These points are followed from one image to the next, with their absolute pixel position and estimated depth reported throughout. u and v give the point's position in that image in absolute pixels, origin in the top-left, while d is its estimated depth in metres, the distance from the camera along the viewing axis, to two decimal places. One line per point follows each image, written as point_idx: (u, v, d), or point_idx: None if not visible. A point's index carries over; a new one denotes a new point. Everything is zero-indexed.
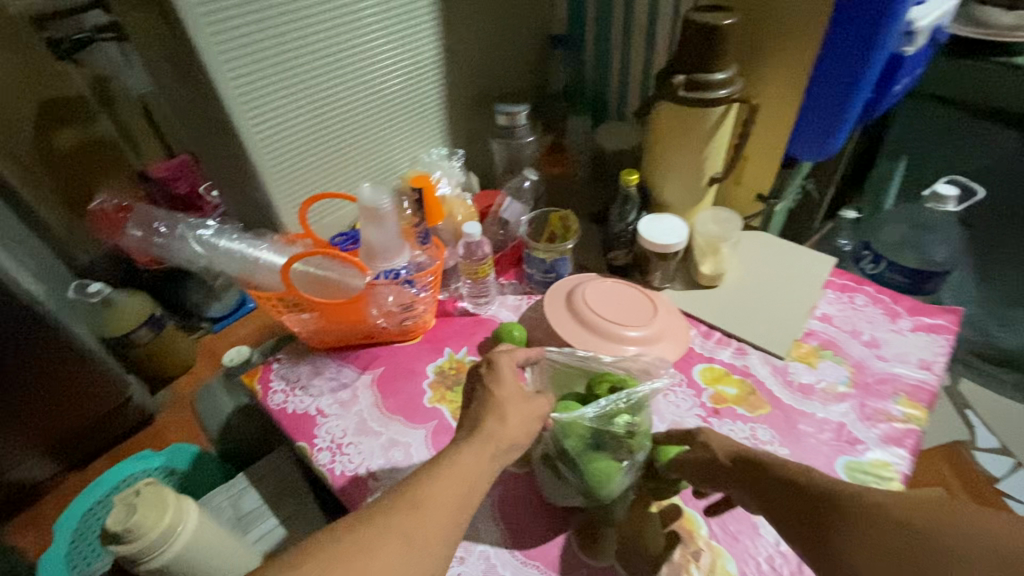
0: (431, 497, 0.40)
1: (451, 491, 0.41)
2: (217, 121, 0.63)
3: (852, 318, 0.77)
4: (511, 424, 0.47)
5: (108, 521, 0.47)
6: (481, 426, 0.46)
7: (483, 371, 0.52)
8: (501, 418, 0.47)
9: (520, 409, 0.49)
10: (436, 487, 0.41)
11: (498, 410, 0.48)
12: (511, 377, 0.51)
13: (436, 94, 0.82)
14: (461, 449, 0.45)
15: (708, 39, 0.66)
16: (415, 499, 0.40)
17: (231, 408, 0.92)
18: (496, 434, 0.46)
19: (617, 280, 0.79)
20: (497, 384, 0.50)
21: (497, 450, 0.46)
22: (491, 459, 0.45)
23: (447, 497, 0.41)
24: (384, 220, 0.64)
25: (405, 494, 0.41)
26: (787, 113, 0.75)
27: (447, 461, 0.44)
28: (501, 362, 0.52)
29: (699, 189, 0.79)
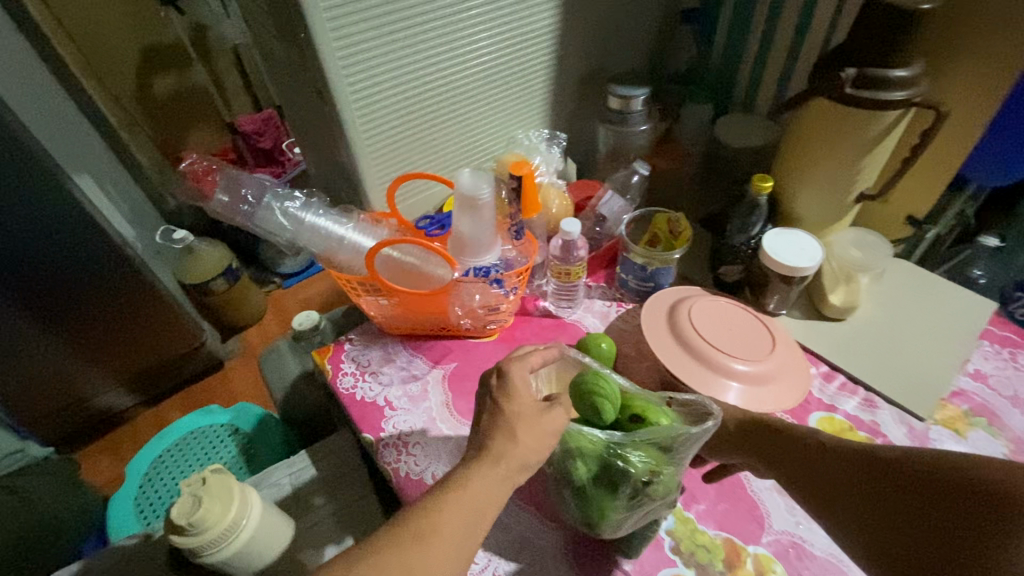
0: (444, 526, 0.36)
1: (464, 517, 0.36)
2: (315, 83, 0.58)
3: (1013, 382, 0.64)
4: (526, 440, 0.40)
5: (174, 511, 0.44)
6: (491, 444, 0.39)
7: (493, 384, 0.43)
8: (511, 434, 0.40)
9: (533, 429, 0.41)
10: (446, 523, 0.36)
11: (508, 428, 0.40)
12: (525, 392, 0.43)
13: (545, 71, 0.74)
14: (470, 473, 0.38)
15: (897, 24, 0.53)
16: (413, 533, 0.35)
17: (297, 373, 0.91)
18: (506, 453, 0.39)
19: (727, 300, 0.69)
20: (508, 399, 0.42)
21: (511, 467, 0.39)
22: (507, 479, 0.39)
23: (454, 531, 0.36)
24: (481, 212, 0.57)
25: (403, 527, 0.36)
26: (972, 127, 0.62)
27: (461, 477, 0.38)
28: (512, 372, 0.44)
29: (842, 205, 0.67)
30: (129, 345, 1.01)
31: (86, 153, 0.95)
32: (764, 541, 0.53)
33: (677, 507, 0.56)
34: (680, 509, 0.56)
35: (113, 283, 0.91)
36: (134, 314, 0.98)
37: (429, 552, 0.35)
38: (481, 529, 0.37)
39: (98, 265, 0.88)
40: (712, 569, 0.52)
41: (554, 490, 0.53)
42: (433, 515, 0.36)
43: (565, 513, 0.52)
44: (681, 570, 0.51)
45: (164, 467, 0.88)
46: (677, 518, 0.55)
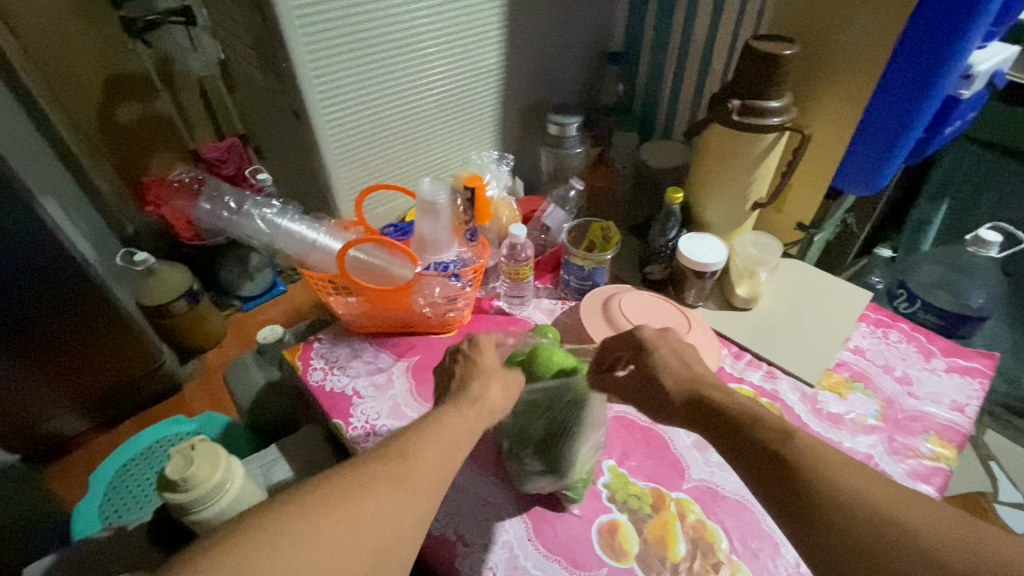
0: (420, 454, 0.43)
1: (435, 451, 0.44)
2: (292, 105, 0.67)
3: (884, 353, 0.77)
4: (488, 391, 0.52)
5: (167, 468, 0.50)
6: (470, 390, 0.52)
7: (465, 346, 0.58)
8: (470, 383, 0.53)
9: (497, 376, 0.55)
10: (418, 454, 0.43)
11: (482, 377, 0.54)
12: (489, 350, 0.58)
13: (494, 99, 0.85)
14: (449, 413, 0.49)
15: (766, 67, 0.68)
16: (403, 450, 0.43)
17: (263, 381, 0.96)
18: (481, 398, 0.51)
19: (654, 295, 0.80)
20: (479, 352, 0.57)
21: (482, 410, 0.50)
22: (476, 419, 0.49)
23: (436, 456, 0.44)
24: (439, 215, 0.67)
25: (393, 447, 0.43)
26: (836, 147, 0.77)
27: (431, 422, 0.47)
28: (478, 337, 0.59)
29: (741, 213, 0.81)
30: (88, 363, 1.02)
31: (49, 177, 0.98)
32: (685, 487, 0.63)
33: (612, 464, 0.65)
34: (615, 466, 0.65)
35: (73, 301, 0.94)
36: (98, 329, 1.00)
37: (414, 468, 0.42)
38: (452, 462, 0.45)
39: (59, 282, 0.91)
40: (641, 512, 0.60)
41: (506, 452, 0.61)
42: (410, 445, 0.44)
43: (516, 468, 0.60)
44: (616, 515, 0.60)
45: (129, 474, 0.89)
46: (612, 473, 0.64)
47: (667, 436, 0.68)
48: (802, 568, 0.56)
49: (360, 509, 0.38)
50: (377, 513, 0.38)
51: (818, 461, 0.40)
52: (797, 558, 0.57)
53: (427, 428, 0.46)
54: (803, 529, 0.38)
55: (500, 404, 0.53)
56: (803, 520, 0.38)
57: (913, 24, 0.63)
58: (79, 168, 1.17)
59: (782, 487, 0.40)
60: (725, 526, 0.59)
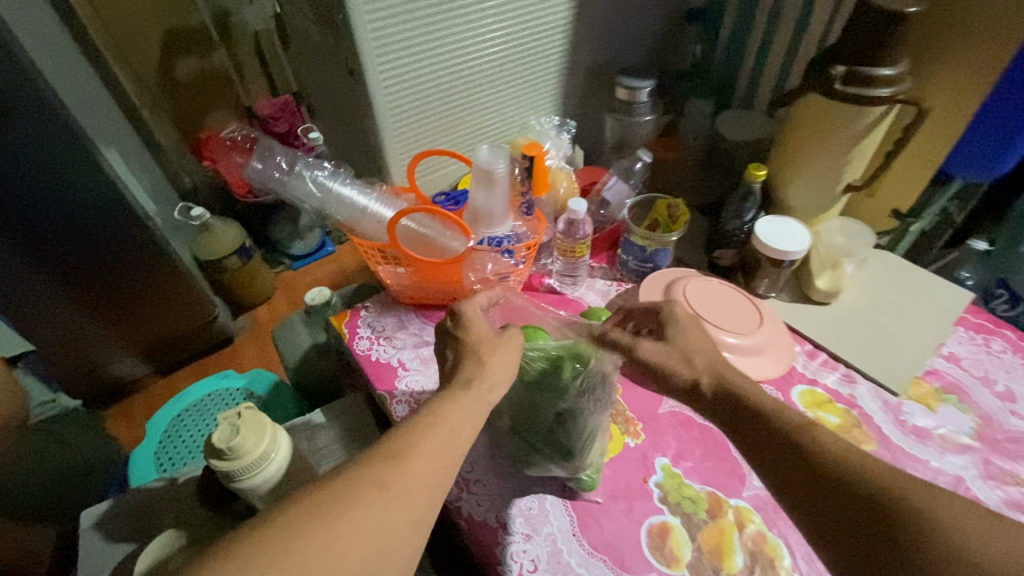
0: (414, 456, 0.40)
1: (433, 452, 0.41)
2: (347, 62, 0.64)
3: (984, 364, 0.69)
4: (492, 365, 0.48)
5: (214, 436, 0.49)
6: (461, 372, 0.48)
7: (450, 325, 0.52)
8: (478, 361, 0.48)
9: (494, 349, 0.50)
10: (419, 449, 0.41)
11: (475, 354, 0.49)
12: (478, 322, 0.52)
13: (559, 60, 0.78)
14: (445, 401, 0.45)
15: (883, 26, 0.58)
16: (390, 452, 0.40)
17: (309, 343, 0.96)
18: (475, 376, 0.47)
19: (722, 282, 0.74)
20: (466, 330, 0.51)
21: (479, 390, 0.47)
22: (478, 400, 0.46)
23: (434, 445, 0.41)
24: (495, 186, 0.62)
25: (378, 450, 0.40)
26: (956, 125, 0.66)
27: (438, 412, 0.44)
28: (463, 311, 0.53)
29: (830, 196, 0.72)
30: (147, 313, 1.06)
31: (113, 129, 0.99)
32: (745, 495, 0.58)
33: (666, 463, 0.61)
34: (669, 465, 0.61)
35: (133, 253, 0.96)
36: (155, 282, 1.02)
37: (403, 469, 0.39)
38: (455, 454, 0.42)
39: (120, 234, 0.92)
40: (696, 517, 0.56)
41: (541, 445, 0.56)
42: (419, 433, 0.42)
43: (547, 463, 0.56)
44: (668, 518, 0.56)
45: (182, 425, 0.92)
46: (666, 473, 0.60)
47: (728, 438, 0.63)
48: None
49: (342, 524, 0.35)
50: (360, 525, 0.35)
51: (858, 467, 0.37)
52: None
53: (426, 419, 0.43)
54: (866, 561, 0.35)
55: (499, 379, 0.48)
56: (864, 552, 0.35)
57: None
58: (142, 122, 1.19)
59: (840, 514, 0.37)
60: (788, 542, 0.54)
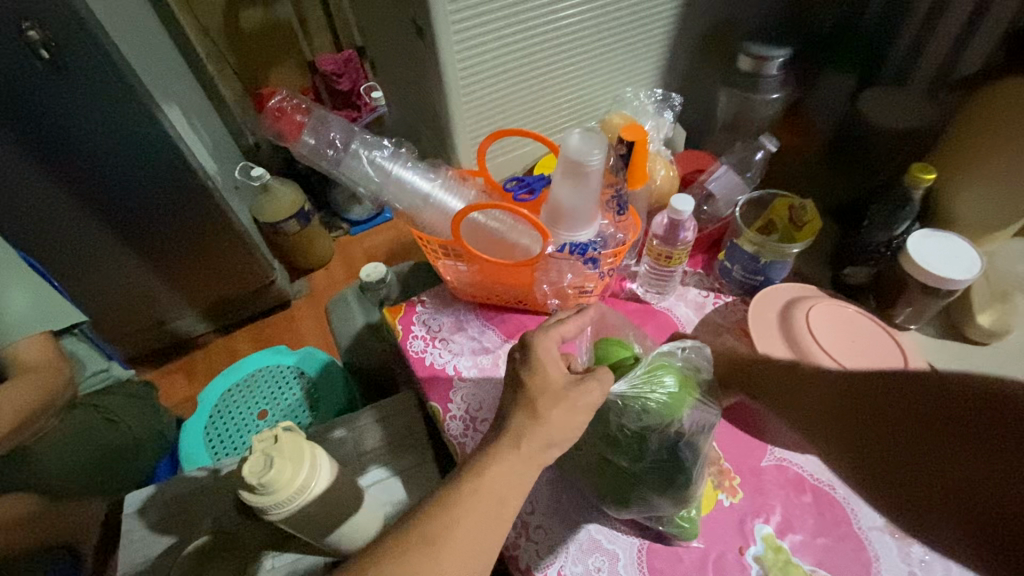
0: (451, 539, 0.35)
1: (472, 534, 0.35)
2: (416, 18, 0.53)
3: None
4: (552, 420, 0.39)
5: (245, 469, 0.43)
6: (511, 426, 0.39)
7: (518, 357, 0.42)
8: (532, 412, 0.39)
9: (560, 399, 0.40)
10: (457, 530, 0.35)
11: (529, 403, 0.39)
12: (552, 360, 0.42)
13: (668, 20, 0.64)
14: (490, 464, 0.38)
15: None
16: (427, 535, 0.35)
17: (361, 323, 0.90)
18: (527, 433, 0.39)
19: (852, 307, 0.59)
20: (531, 371, 0.41)
21: (529, 451, 0.39)
22: (529, 463, 0.38)
23: (469, 530, 0.35)
24: (588, 182, 0.50)
25: (415, 527, 0.35)
26: None
27: (479, 481, 0.37)
28: (535, 343, 0.42)
29: (1018, 209, 0.55)
30: (206, 274, 1.03)
31: (174, 84, 0.93)
32: None
33: (769, 534, 0.50)
34: (772, 536, 0.50)
35: (192, 213, 0.91)
36: (214, 243, 0.98)
37: (437, 559, 0.34)
38: (499, 528, 0.37)
39: (179, 194, 0.87)
40: None
41: (629, 496, 0.46)
42: (451, 515, 0.36)
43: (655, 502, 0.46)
44: None
45: (232, 402, 0.90)
46: (768, 545, 0.49)
47: (850, 509, 0.51)
48: None
49: None
50: None
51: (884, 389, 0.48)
52: None
53: (463, 491, 0.36)
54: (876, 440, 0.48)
55: (560, 438, 0.40)
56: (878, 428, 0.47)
57: None
58: (205, 75, 1.13)
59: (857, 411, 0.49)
60: None
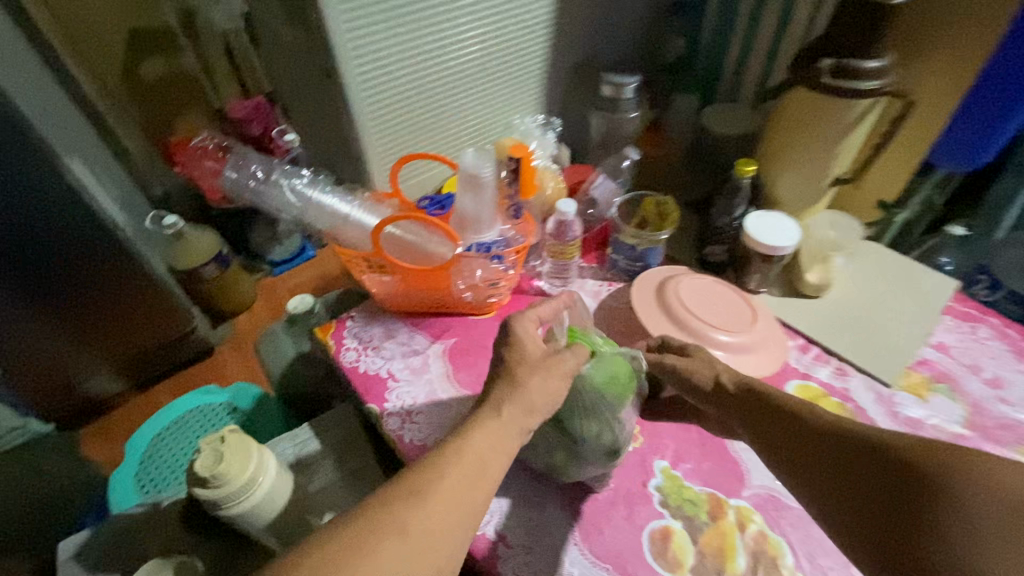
0: (439, 489, 0.39)
1: (460, 486, 0.39)
2: (322, 63, 0.61)
3: (972, 351, 0.69)
4: (530, 388, 0.46)
5: (196, 463, 0.48)
6: (490, 395, 0.46)
7: (501, 338, 0.49)
8: (512, 381, 0.46)
9: (533, 372, 0.47)
10: (444, 481, 0.39)
11: (510, 371, 0.46)
12: (529, 342, 0.49)
13: (541, 57, 0.76)
14: (476, 428, 0.43)
15: (871, 18, 0.58)
16: (415, 488, 0.38)
17: (293, 353, 0.91)
18: (506, 399, 0.45)
19: (712, 279, 0.73)
20: (511, 349, 0.48)
21: (510, 415, 0.44)
22: (513, 426, 0.44)
23: (453, 481, 0.39)
24: (482, 191, 0.60)
25: (405, 483, 0.39)
26: (939, 115, 0.66)
27: (461, 439, 0.42)
28: (517, 327, 0.49)
29: (818, 188, 0.71)
30: (125, 325, 0.96)
31: (75, 136, 0.93)
32: (744, 495, 0.58)
33: (665, 466, 0.60)
34: (668, 468, 0.60)
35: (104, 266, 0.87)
36: (132, 292, 0.93)
37: (423, 507, 0.38)
38: (484, 484, 0.41)
39: (85, 248, 0.84)
40: (697, 520, 0.56)
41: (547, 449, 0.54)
42: (438, 468, 0.40)
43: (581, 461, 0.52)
44: (669, 522, 0.56)
45: (163, 446, 0.88)
46: (665, 476, 0.59)
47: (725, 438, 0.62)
48: None
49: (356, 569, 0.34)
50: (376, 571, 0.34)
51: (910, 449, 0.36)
52: None
53: (447, 450, 0.41)
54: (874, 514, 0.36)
55: (542, 404, 0.46)
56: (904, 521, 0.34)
57: None
58: (105, 126, 1.13)
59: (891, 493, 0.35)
60: (789, 540, 0.54)
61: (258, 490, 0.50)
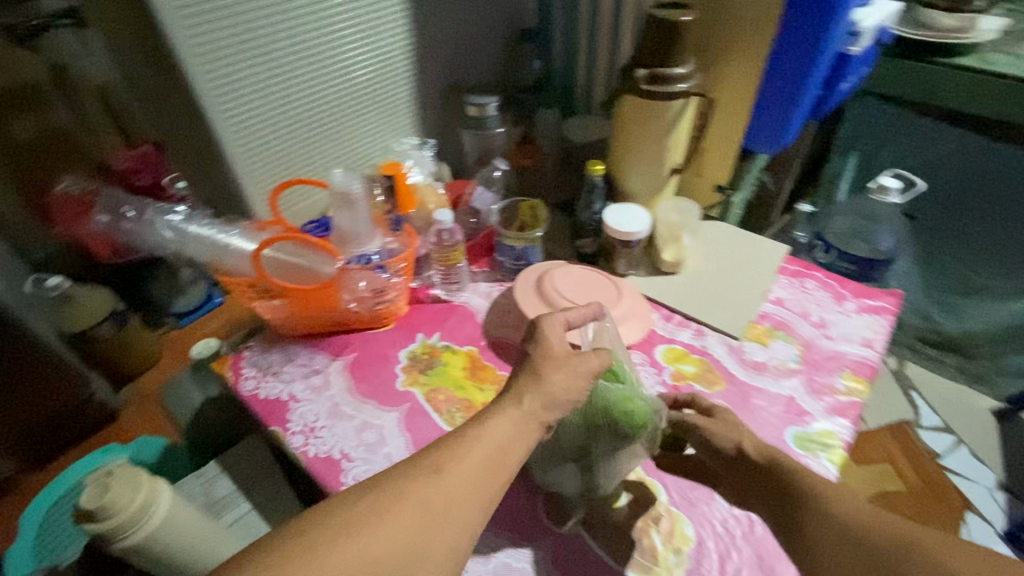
0: (455, 468, 0.43)
1: (477, 467, 0.43)
2: (186, 104, 0.65)
3: (802, 301, 0.82)
4: (553, 381, 0.50)
5: (81, 499, 0.48)
6: (514, 386, 0.50)
7: (528, 332, 0.56)
8: (536, 374, 0.50)
9: (561, 367, 0.51)
10: (465, 461, 0.43)
11: (533, 368, 0.51)
12: (554, 341, 0.54)
13: (407, 85, 0.84)
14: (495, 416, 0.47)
15: (668, 33, 0.69)
16: (436, 465, 0.42)
17: (201, 399, 0.84)
18: (531, 391, 0.49)
19: (585, 268, 0.82)
20: (538, 343, 0.53)
21: (528, 409, 0.48)
22: (528, 420, 0.48)
23: (472, 467, 0.43)
24: (355, 206, 0.66)
25: (429, 461, 0.43)
26: (742, 108, 0.80)
27: (481, 425, 0.46)
28: (542, 324, 0.56)
29: (661, 178, 0.83)
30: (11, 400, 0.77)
31: None
32: None
33: None
34: None
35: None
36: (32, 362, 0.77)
37: (442, 484, 0.41)
38: (504, 468, 0.45)
39: None
40: None
41: None
42: (460, 450, 0.44)
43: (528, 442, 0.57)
44: None
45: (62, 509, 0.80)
46: None
47: None
48: (736, 510, 0.60)
49: (376, 531, 0.38)
50: (392, 535, 0.38)
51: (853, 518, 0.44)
52: (731, 501, 0.60)
53: (469, 437, 0.45)
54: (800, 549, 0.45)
55: (563, 396, 0.50)
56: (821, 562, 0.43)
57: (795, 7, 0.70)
58: None
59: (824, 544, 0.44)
60: (662, 480, 0.62)
61: (152, 513, 0.51)
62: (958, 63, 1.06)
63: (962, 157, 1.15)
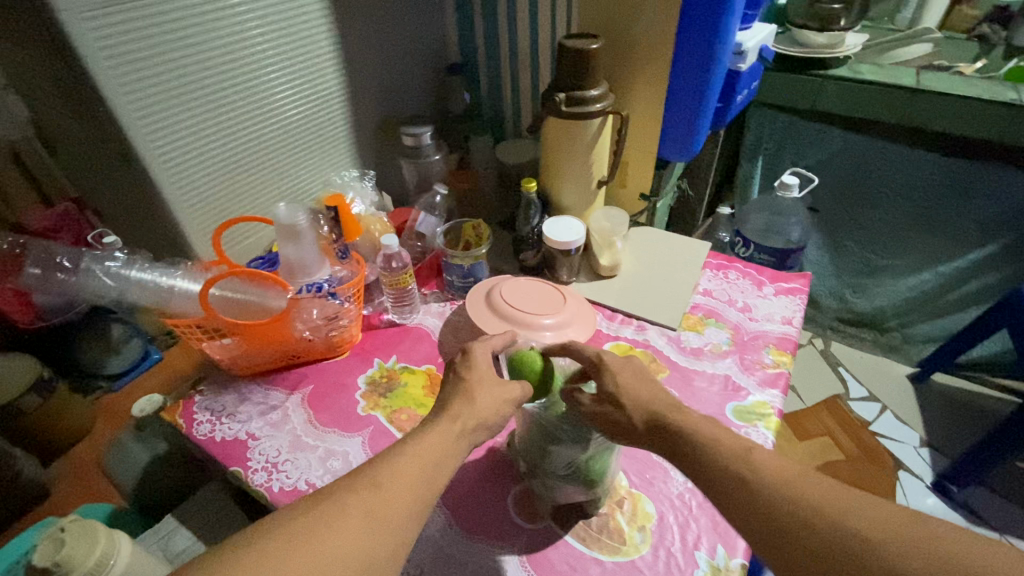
0: (399, 477, 0.44)
1: (420, 473, 0.45)
2: (116, 150, 0.65)
3: (727, 290, 0.90)
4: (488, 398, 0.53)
5: (35, 557, 0.46)
6: (455, 407, 0.52)
7: (459, 360, 0.58)
8: (476, 394, 0.53)
9: (494, 388, 0.54)
10: (408, 469, 0.45)
11: (469, 391, 0.54)
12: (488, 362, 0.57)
13: (341, 120, 0.88)
14: (433, 431, 0.50)
15: (579, 60, 0.76)
16: (381, 477, 0.44)
17: (147, 457, 0.76)
18: (469, 411, 0.52)
19: (530, 278, 0.86)
20: (472, 368, 0.56)
21: (469, 421, 0.51)
22: (463, 435, 0.50)
23: (418, 468, 0.45)
24: (301, 237, 0.68)
25: (372, 473, 0.44)
26: (654, 124, 0.90)
27: (421, 439, 0.48)
28: (474, 350, 0.59)
29: (590, 191, 0.90)
30: None
31: None
32: None
33: None
34: None
35: None
36: None
37: (388, 495, 0.43)
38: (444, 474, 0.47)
39: None
40: None
41: None
42: (402, 460, 0.46)
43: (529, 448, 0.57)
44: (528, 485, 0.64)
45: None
46: None
47: None
48: (691, 482, 0.64)
49: (321, 543, 0.39)
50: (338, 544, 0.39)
51: (823, 512, 0.40)
52: (686, 476, 0.64)
53: (412, 449, 0.47)
54: (757, 530, 0.42)
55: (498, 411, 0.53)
56: (777, 544, 0.40)
57: (684, 34, 0.79)
58: None
59: (787, 528, 0.40)
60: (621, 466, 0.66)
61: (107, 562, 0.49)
62: (829, 74, 1.23)
63: (847, 153, 1.32)
